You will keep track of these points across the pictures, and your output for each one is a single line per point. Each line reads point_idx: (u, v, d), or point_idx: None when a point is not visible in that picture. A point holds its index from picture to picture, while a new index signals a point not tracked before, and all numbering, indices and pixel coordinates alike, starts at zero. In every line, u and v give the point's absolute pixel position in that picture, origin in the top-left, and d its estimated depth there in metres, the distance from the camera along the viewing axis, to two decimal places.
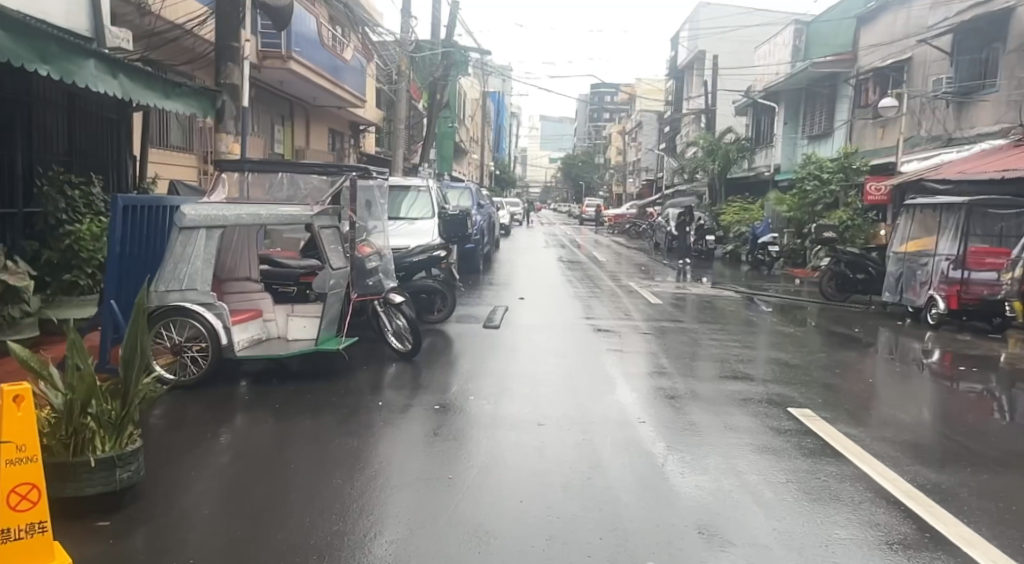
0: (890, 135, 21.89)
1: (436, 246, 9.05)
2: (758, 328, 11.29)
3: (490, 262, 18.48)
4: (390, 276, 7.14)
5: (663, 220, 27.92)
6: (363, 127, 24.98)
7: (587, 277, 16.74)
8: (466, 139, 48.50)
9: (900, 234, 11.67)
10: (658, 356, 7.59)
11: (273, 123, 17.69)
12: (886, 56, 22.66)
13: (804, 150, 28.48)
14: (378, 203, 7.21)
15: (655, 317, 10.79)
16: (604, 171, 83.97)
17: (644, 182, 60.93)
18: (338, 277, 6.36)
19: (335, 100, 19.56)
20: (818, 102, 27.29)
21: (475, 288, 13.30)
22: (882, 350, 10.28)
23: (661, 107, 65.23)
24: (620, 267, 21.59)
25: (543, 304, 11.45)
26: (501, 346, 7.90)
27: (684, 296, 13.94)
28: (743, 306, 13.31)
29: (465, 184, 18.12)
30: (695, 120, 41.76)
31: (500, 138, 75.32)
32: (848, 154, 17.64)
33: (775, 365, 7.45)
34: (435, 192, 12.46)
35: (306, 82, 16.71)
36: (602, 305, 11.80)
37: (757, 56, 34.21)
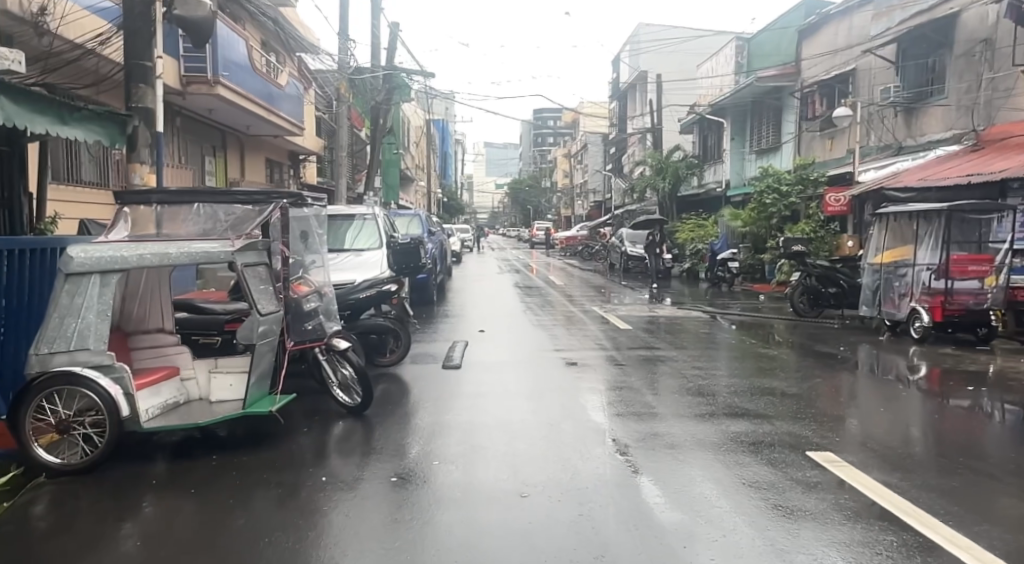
0: (839, 146, 21.72)
1: (386, 279, 8.05)
2: (733, 350, 10.63)
3: (443, 292, 17.53)
4: (332, 318, 6.16)
5: (617, 240, 27.39)
6: (303, 157, 23.91)
7: (546, 303, 15.96)
8: (411, 167, 47.62)
9: (873, 245, 11.11)
10: (641, 392, 6.77)
11: (204, 155, 16.57)
12: (830, 67, 22.51)
13: (753, 164, 28.30)
14: (315, 235, 6.21)
15: (626, 344, 10.02)
16: (552, 194, 83.82)
17: (593, 204, 60.70)
18: (269, 323, 5.36)
19: (270, 129, 18.48)
20: (764, 116, 27.18)
21: (430, 322, 12.37)
22: (866, 368, 9.69)
23: (605, 129, 65.35)
24: (578, 290, 20.89)
25: (505, 336, 10.56)
26: (464, 389, 7.00)
27: (650, 319, 13.25)
28: (712, 327, 12.66)
29: (414, 211, 17.19)
30: (641, 139, 41.58)
31: (445, 165, 74.63)
32: (804, 165, 17.28)
33: (770, 395, 6.71)
34: (382, 220, 11.47)
35: (237, 109, 15.65)
36: (568, 334, 11.01)
37: (700, 74, 34.18)
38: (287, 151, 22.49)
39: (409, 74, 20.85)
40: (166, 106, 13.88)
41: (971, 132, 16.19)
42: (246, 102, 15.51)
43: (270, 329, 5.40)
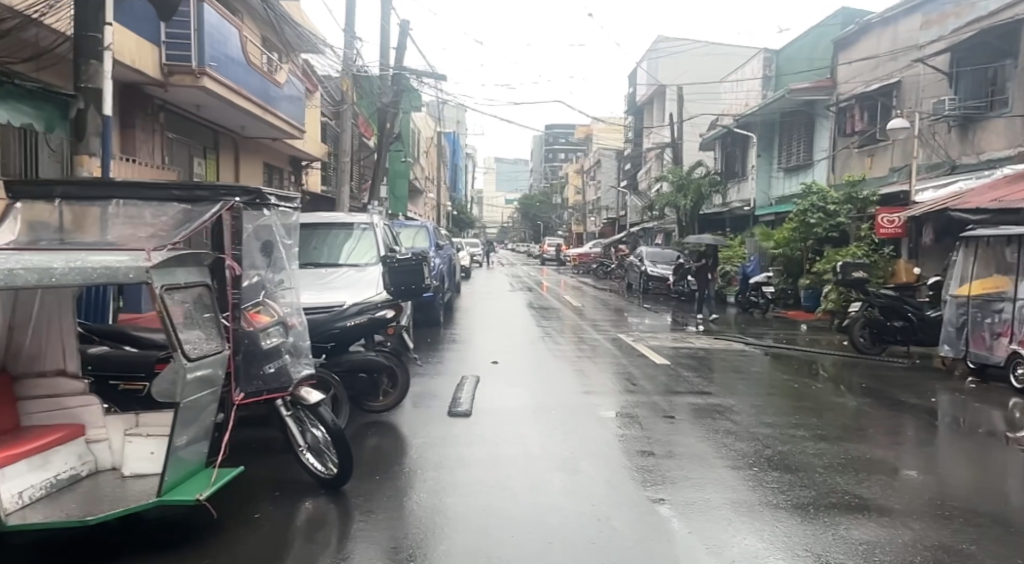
0: (880, 164, 20.16)
1: (380, 303, 6.42)
2: (785, 392, 9.06)
3: (451, 312, 16.01)
4: (303, 358, 4.57)
5: (636, 259, 25.87)
6: (305, 162, 22.51)
7: (566, 328, 14.41)
8: (420, 179, 46.29)
9: (955, 273, 9.59)
10: (707, 462, 5.17)
11: (193, 155, 15.21)
12: (871, 80, 20.89)
13: (780, 183, 26.76)
14: (284, 246, 4.61)
15: (667, 384, 8.44)
16: (563, 211, 82.45)
17: (606, 221, 59.21)
18: (207, 369, 3.79)
19: (268, 130, 17.04)
20: (793, 131, 25.61)
21: (435, 350, 10.81)
22: (952, 421, 8.08)
23: (620, 145, 63.94)
24: (596, 312, 19.34)
25: (522, 371, 8.97)
26: (476, 450, 5.43)
27: (684, 350, 11.68)
28: (758, 361, 11.07)
29: (421, 222, 15.70)
30: (659, 155, 40.05)
31: (455, 177, 73.46)
32: (852, 183, 15.69)
33: (878, 472, 5.10)
34: (381, 230, 9.93)
35: (230, 106, 14.24)
36: (597, 369, 9.43)
37: (724, 88, 32.69)
38: (288, 155, 21.06)
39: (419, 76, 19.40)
40: (147, 98, 12.46)
41: None
42: (240, 99, 14.09)
43: (212, 379, 3.85)
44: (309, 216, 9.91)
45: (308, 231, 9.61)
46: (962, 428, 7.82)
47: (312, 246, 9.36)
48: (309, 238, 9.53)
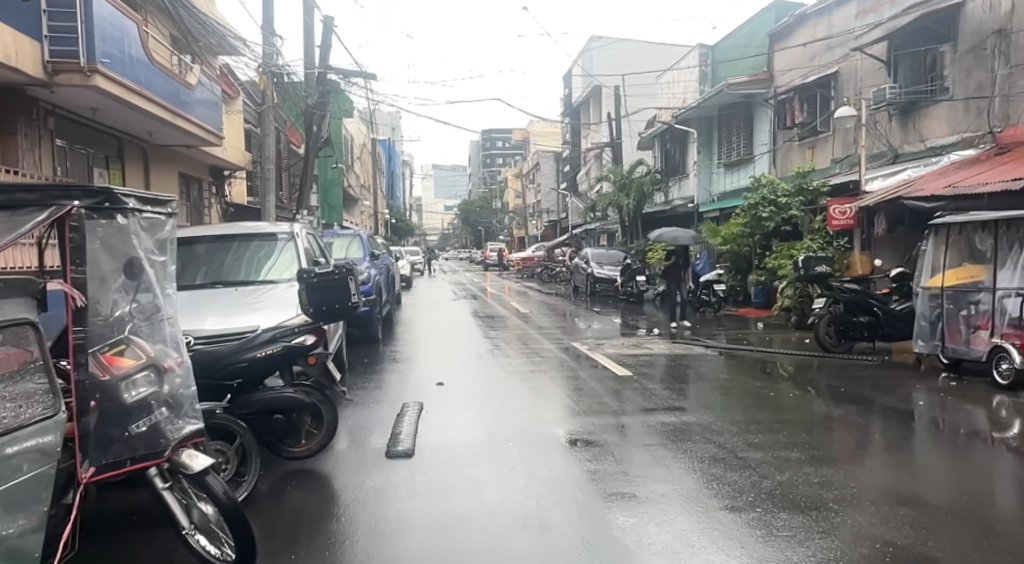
0: (822, 156, 19.85)
1: (298, 326, 5.31)
2: (752, 399, 8.33)
3: (390, 326, 14.98)
4: (187, 409, 3.49)
5: (581, 261, 25.20)
6: (227, 172, 21.18)
7: (513, 337, 13.55)
8: (354, 187, 44.97)
9: (925, 263, 8.99)
10: (695, 505, 4.31)
11: (93, 165, 13.91)
12: (809, 71, 20.58)
13: (721, 179, 26.43)
14: (157, 260, 3.51)
15: (629, 400, 7.57)
16: (503, 216, 81.80)
17: (547, 225, 58.67)
18: (22, 453, 2.72)
19: (180, 137, 15.72)
20: (732, 126, 25.25)
21: (370, 371, 9.77)
22: (932, 422, 7.45)
23: (557, 148, 63.54)
24: (542, 317, 18.55)
25: (468, 393, 7.97)
26: (418, 506, 4.47)
27: (640, 356, 10.91)
28: (718, 365, 10.36)
29: (354, 231, 14.58)
30: (598, 155, 39.57)
31: (393, 184, 72.13)
32: (802, 173, 15.18)
33: (900, 505, 4.29)
34: (302, 240, 8.84)
35: (133, 111, 13.00)
36: (550, 386, 8.53)
37: (660, 86, 32.33)
38: (207, 165, 19.70)
39: (345, 77, 18.24)
40: (31, 101, 11.25)
41: (986, 134, 14.30)
42: (144, 103, 12.84)
43: (36, 461, 2.79)
44: (219, 229, 8.77)
45: (218, 245, 8.47)
46: (942, 429, 7.19)
47: (223, 263, 8.22)
48: (220, 253, 8.39)
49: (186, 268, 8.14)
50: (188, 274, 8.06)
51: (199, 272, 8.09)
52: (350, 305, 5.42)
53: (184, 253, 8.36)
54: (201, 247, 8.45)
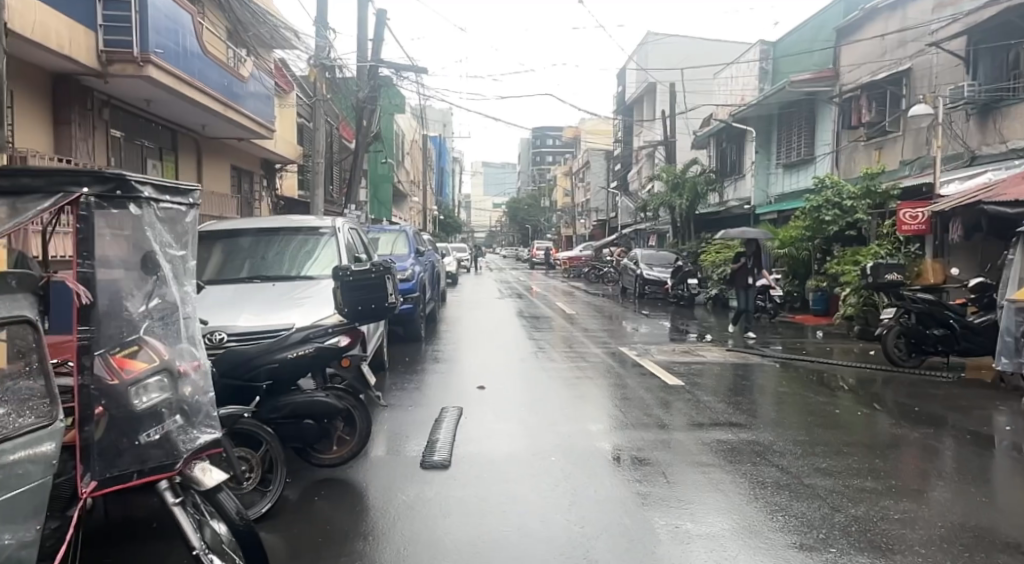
0: (889, 158, 18.98)
1: (332, 326, 5.01)
2: (814, 414, 7.79)
3: (435, 324, 14.73)
4: (200, 419, 3.20)
5: (631, 262, 24.64)
6: (278, 165, 21.20)
7: (560, 339, 13.15)
8: (404, 182, 45.05)
9: (1014, 276, 8.44)
10: (759, 540, 3.88)
11: (146, 156, 13.91)
12: (878, 68, 19.68)
13: (779, 181, 25.59)
14: (177, 256, 3.21)
15: (683, 412, 7.12)
16: (552, 214, 81.34)
17: (596, 224, 58.03)
18: (9, 467, 2.43)
19: (232, 129, 15.71)
20: (793, 126, 24.40)
21: (412, 372, 9.48)
22: (1016, 448, 6.84)
23: (609, 146, 62.79)
24: (590, 319, 18.09)
25: (510, 398, 7.60)
26: (453, 527, 4.13)
27: (693, 363, 10.42)
28: (777, 375, 9.80)
29: (400, 227, 14.32)
30: (650, 154, 38.84)
31: (442, 180, 72.20)
32: (870, 175, 14.42)
33: (996, 552, 3.79)
34: (345, 235, 8.58)
35: (186, 102, 12.93)
36: (598, 393, 8.11)
37: (717, 84, 31.51)
38: (258, 157, 19.74)
39: (397, 70, 18.05)
40: (86, 91, 11.23)
41: None
42: (197, 95, 12.76)
43: (28, 474, 2.50)
44: (262, 222, 8.55)
45: (261, 239, 8.25)
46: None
47: (265, 257, 8.00)
48: (262, 247, 8.17)
49: (228, 263, 7.93)
50: (230, 269, 7.85)
51: (241, 266, 7.88)
52: (387, 305, 5.10)
53: (226, 247, 8.16)
54: (243, 241, 8.23)
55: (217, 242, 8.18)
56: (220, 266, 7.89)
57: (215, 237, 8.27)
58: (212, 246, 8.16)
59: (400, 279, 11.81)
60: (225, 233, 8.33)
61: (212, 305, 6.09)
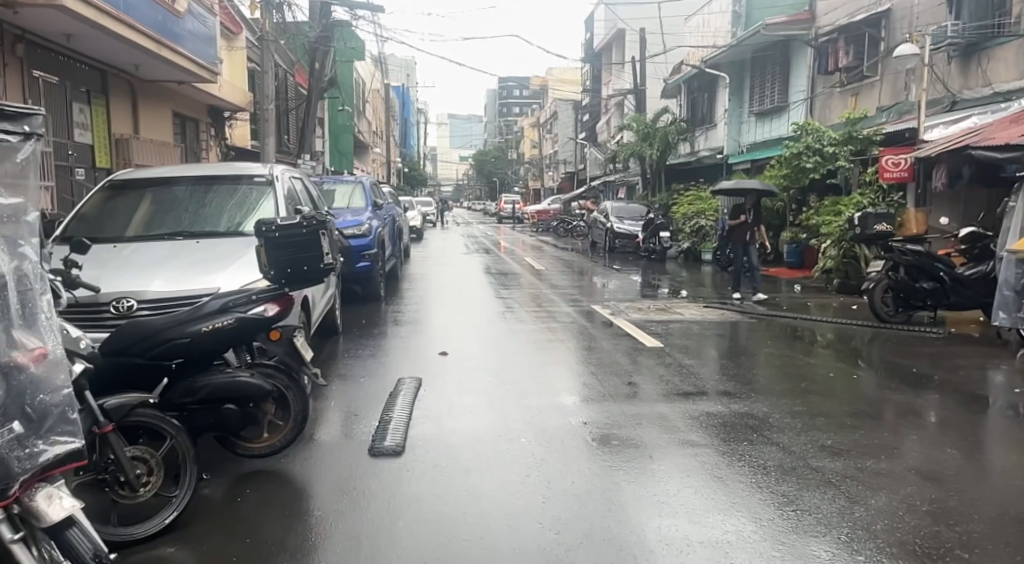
0: (866, 103, 18.42)
1: (257, 292, 4.15)
2: (802, 374, 7.19)
3: (396, 282, 13.92)
4: (48, 434, 2.43)
5: (601, 214, 23.93)
6: (227, 113, 19.97)
7: (528, 296, 12.47)
8: (366, 133, 43.65)
9: (1014, 226, 7.86)
10: (772, 547, 3.23)
11: (71, 100, 12.78)
12: (857, 10, 18.93)
13: (751, 129, 24.94)
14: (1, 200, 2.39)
15: (664, 377, 6.46)
16: (519, 167, 80.18)
17: (564, 176, 57.16)
18: None
19: (170, 72, 14.50)
20: (766, 71, 23.63)
21: (366, 336, 8.68)
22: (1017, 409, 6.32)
23: (577, 96, 61.57)
24: (558, 274, 17.40)
25: (475, 366, 6.84)
26: (403, 536, 3.42)
27: (668, 321, 9.79)
28: (758, 333, 9.19)
29: (355, 178, 13.31)
30: (620, 103, 37.88)
31: (406, 133, 70.51)
32: (853, 120, 13.73)
33: None
34: (288, 187, 7.68)
35: (114, 39, 11.85)
36: (570, 356, 7.40)
37: (688, 30, 30.56)
38: (205, 105, 18.50)
39: (349, 8, 16.89)
40: None
41: None
42: (126, 31, 11.69)
43: None
44: (197, 171, 7.61)
45: (196, 189, 7.32)
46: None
47: (199, 209, 7.08)
48: (196, 199, 7.25)
49: (156, 215, 7.00)
50: (158, 223, 6.93)
51: (171, 220, 6.96)
52: (323, 266, 4.28)
53: (156, 198, 7.22)
54: (175, 191, 7.30)
55: (145, 193, 7.23)
56: (148, 219, 6.96)
57: (143, 187, 7.33)
58: (139, 197, 7.22)
59: (355, 234, 10.92)
60: (155, 183, 7.38)
61: (125, 265, 5.22)
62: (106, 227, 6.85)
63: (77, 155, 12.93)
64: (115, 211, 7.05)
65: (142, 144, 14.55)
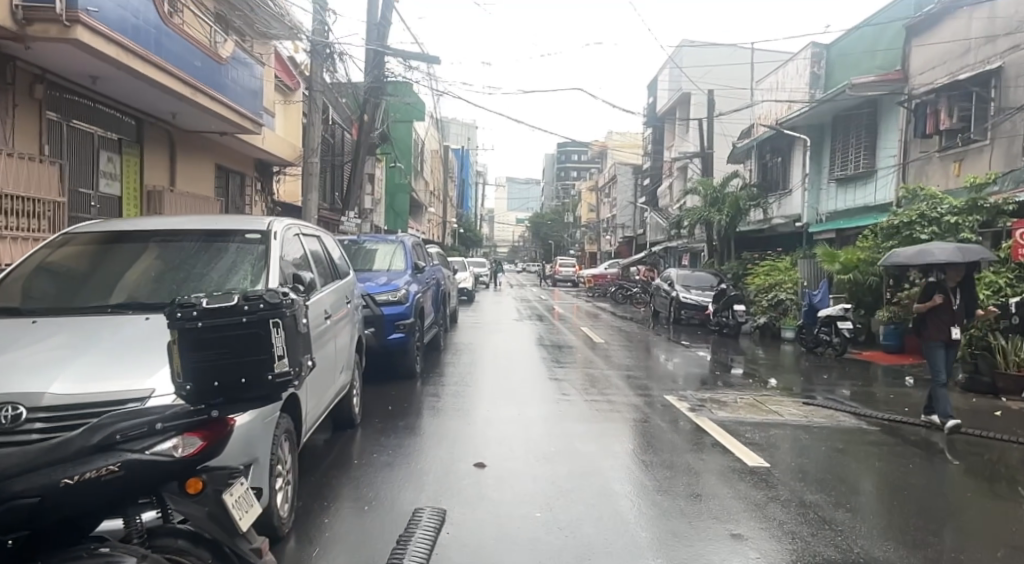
0: (971, 168, 16.66)
1: (168, 416, 2.57)
2: (973, 509, 5.25)
3: (439, 355, 12.36)
4: None
5: (666, 283, 22.13)
6: (276, 167, 19.01)
7: (589, 379, 10.75)
8: (421, 193, 42.81)
9: None
10: None
11: (99, 147, 11.66)
12: (959, 69, 17.15)
13: (831, 196, 23.12)
14: None
15: (786, 523, 4.62)
16: (575, 230, 79.10)
17: (623, 241, 55.63)
18: None
19: (212, 124, 13.48)
20: (849, 134, 21.85)
21: (389, 430, 7.00)
22: None
23: (637, 161, 60.44)
24: (619, 350, 15.58)
25: (516, 493, 5.08)
26: None
27: (766, 423, 7.93)
28: (885, 445, 7.22)
29: (398, 237, 11.84)
30: (684, 166, 36.40)
31: (463, 193, 70.17)
32: (977, 185, 11.91)
33: None
34: (289, 247, 5.68)
35: (145, 84, 10.64)
36: (645, 475, 5.60)
37: (761, 93, 29.10)
38: (253, 158, 17.54)
39: (406, 59, 15.84)
40: (4, 58, 9.26)
41: None
42: (158, 74, 10.45)
43: None
44: (207, 223, 5.73)
45: (205, 243, 5.40)
46: None
47: (210, 268, 5.15)
48: (206, 256, 5.34)
49: (159, 277, 5.10)
50: (158, 288, 5.03)
51: (177, 283, 5.04)
52: (271, 378, 2.60)
53: (162, 253, 5.33)
54: (185, 245, 5.41)
55: (147, 245, 5.37)
56: (144, 282, 5.07)
57: (146, 238, 5.47)
58: (140, 251, 5.36)
59: (389, 301, 9.41)
60: (165, 234, 5.53)
61: (28, 355, 3.61)
62: (85, 292, 4.99)
63: (101, 207, 11.78)
64: (102, 267, 5.22)
65: (177, 197, 13.37)
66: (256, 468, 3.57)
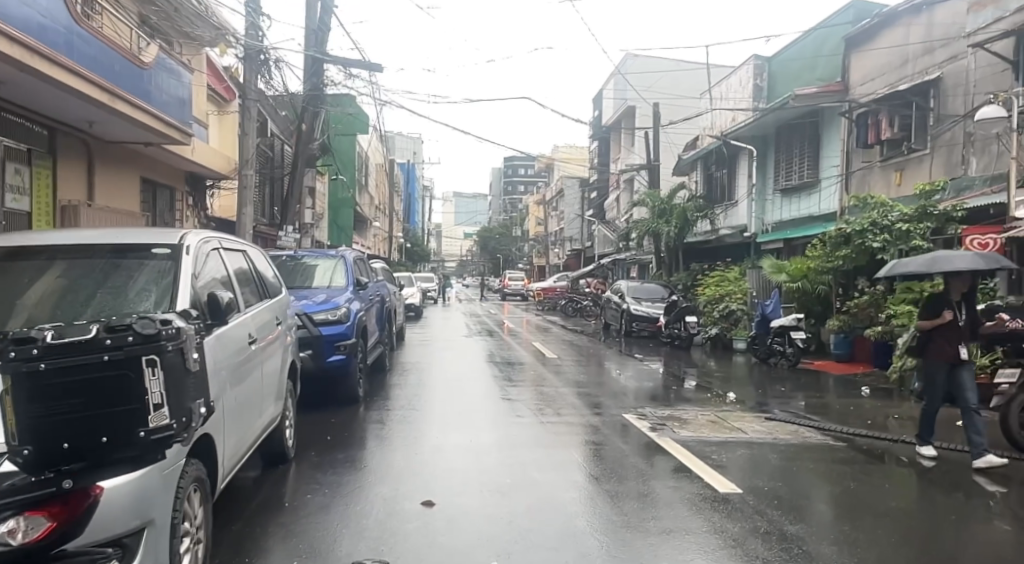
0: (913, 178, 16.78)
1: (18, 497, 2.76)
2: (960, 532, 4.91)
3: (383, 376, 11.71)
4: None
5: (616, 295, 21.83)
6: (209, 180, 18.11)
7: (542, 398, 10.25)
8: (366, 207, 41.87)
9: None
10: None
11: (7, 158, 10.74)
12: (899, 80, 17.30)
13: (776, 206, 23.18)
14: None
15: None
16: (523, 243, 78.82)
17: (572, 254, 55.48)
18: None
19: (134, 134, 12.63)
20: (793, 145, 21.95)
21: (327, 464, 6.37)
22: None
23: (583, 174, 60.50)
24: (571, 365, 15.14)
25: (469, 538, 4.54)
26: None
27: (729, 441, 7.54)
28: (856, 462, 6.89)
29: (337, 252, 11.18)
30: (630, 179, 36.38)
31: (409, 208, 69.29)
32: (926, 192, 11.82)
33: None
34: (207, 266, 4.93)
35: (56, 90, 9.79)
36: (610, 508, 5.11)
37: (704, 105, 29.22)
38: (183, 171, 16.65)
39: (346, 68, 15.22)
40: None
41: None
42: (71, 79, 9.63)
43: None
44: (122, 232, 4.92)
45: (117, 261, 4.61)
46: None
47: (121, 291, 4.41)
48: (116, 274, 4.57)
49: (64, 304, 4.37)
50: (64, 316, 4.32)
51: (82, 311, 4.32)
52: (137, 435, 2.90)
53: (68, 269, 4.56)
54: (93, 262, 4.61)
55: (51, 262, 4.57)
56: (48, 309, 4.35)
57: (48, 252, 4.65)
58: (41, 267, 4.57)
59: (326, 321, 8.77)
60: (71, 244, 4.71)
61: None
62: None
63: (9, 223, 10.84)
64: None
65: (96, 212, 12.46)
66: (150, 531, 3.06)
